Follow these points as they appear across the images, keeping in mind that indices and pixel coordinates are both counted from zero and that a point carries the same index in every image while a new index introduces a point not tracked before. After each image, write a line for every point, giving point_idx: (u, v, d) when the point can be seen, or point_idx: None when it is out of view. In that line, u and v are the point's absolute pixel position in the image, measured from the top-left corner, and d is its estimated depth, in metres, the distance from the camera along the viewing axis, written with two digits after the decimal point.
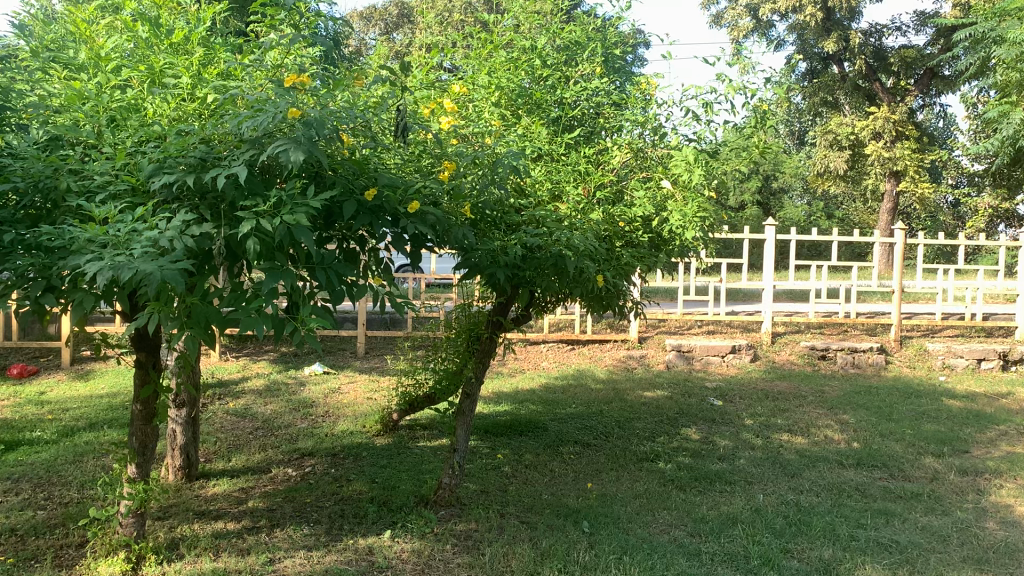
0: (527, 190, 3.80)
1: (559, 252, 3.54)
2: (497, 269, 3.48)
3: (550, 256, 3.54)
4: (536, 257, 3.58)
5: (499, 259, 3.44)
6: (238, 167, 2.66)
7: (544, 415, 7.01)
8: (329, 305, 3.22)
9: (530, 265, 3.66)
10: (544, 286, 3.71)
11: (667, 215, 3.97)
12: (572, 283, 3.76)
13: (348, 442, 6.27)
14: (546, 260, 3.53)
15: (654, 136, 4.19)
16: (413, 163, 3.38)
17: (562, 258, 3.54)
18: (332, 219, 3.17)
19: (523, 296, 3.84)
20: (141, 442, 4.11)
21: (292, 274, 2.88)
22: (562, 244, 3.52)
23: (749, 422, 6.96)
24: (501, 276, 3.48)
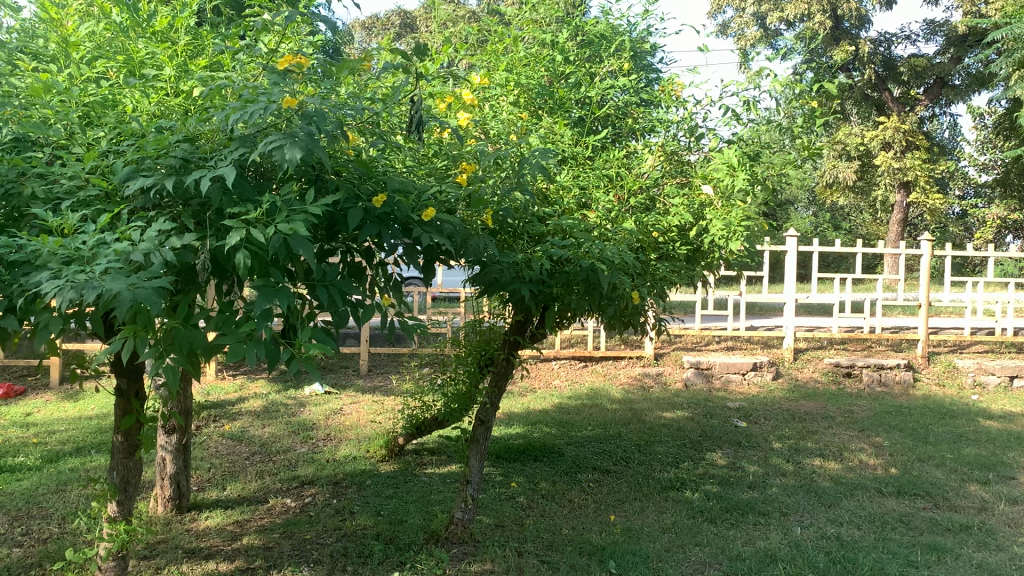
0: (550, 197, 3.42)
1: (591, 268, 3.16)
2: (522, 286, 3.09)
3: (581, 272, 3.16)
4: (565, 272, 3.19)
5: (524, 275, 3.05)
6: (225, 167, 2.27)
7: (559, 438, 6.60)
8: (332, 328, 2.82)
9: (557, 281, 3.28)
10: (573, 304, 3.33)
11: (707, 224, 3.57)
12: (605, 300, 3.37)
13: (351, 469, 5.86)
14: (577, 276, 3.14)
15: (690, 138, 3.78)
16: (426, 166, 3.00)
17: (595, 274, 3.15)
18: (335, 229, 2.78)
19: (548, 315, 3.45)
20: (123, 478, 3.69)
21: (289, 293, 2.49)
22: (595, 257, 3.13)
23: (777, 446, 6.55)
24: (526, 294, 3.10)
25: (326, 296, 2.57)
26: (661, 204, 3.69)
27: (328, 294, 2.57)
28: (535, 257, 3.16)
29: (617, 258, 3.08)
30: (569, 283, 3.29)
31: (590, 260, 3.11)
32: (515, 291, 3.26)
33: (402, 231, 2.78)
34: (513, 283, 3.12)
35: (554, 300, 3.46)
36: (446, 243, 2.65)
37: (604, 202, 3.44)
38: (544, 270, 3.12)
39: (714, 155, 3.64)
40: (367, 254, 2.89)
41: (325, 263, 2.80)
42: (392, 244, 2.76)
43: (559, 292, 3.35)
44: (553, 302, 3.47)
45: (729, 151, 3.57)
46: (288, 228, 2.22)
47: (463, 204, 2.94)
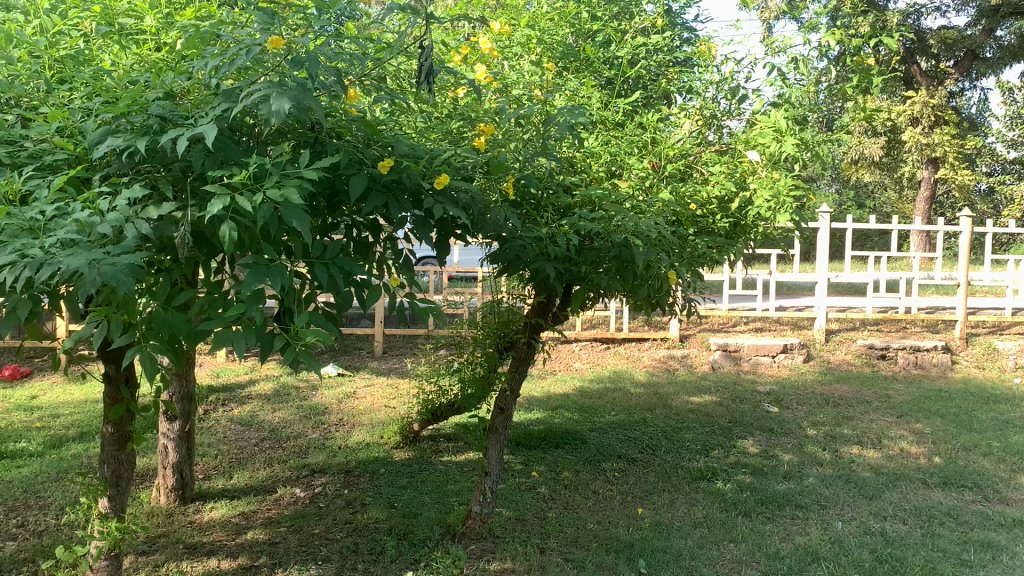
0: (576, 165, 3.10)
1: (624, 244, 2.82)
2: (548, 264, 2.75)
3: (613, 249, 2.82)
4: (594, 249, 2.85)
5: (551, 252, 2.72)
6: (205, 125, 1.96)
7: (581, 424, 6.30)
8: (334, 312, 2.52)
9: (587, 259, 2.95)
10: (604, 285, 2.99)
11: (751, 195, 3.23)
12: (638, 281, 3.04)
13: (364, 457, 5.57)
14: (609, 253, 2.80)
15: (732, 100, 3.46)
16: (439, 127, 2.67)
17: (627, 250, 2.81)
18: (338, 200, 2.47)
19: (578, 297, 3.12)
20: (114, 472, 3.40)
21: (284, 272, 2.18)
22: (628, 232, 2.79)
23: (812, 433, 6.21)
24: (552, 274, 2.76)
25: (330, 273, 2.26)
26: (699, 173, 3.37)
27: (332, 271, 2.26)
28: (562, 232, 2.82)
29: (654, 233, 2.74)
30: (600, 260, 2.95)
31: (623, 236, 2.77)
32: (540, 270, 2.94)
33: (413, 202, 2.47)
34: (538, 261, 2.78)
35: (584, 279, 3.12)
36: (461, 215, 2.32)
37: (638, 169, 3.11)
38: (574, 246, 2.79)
39: (759, 117, 3.30)
40: (375, 226, 2.58)
41: (327, 238, 2.49)
42: (401, 217, 2.45)
43: (589, 270, 3.02)
44: (583, 281, 3.14)
45: (776, 113, 3.25)
46: (278, 196, 1.91)
47: (481, 171, 2.62)
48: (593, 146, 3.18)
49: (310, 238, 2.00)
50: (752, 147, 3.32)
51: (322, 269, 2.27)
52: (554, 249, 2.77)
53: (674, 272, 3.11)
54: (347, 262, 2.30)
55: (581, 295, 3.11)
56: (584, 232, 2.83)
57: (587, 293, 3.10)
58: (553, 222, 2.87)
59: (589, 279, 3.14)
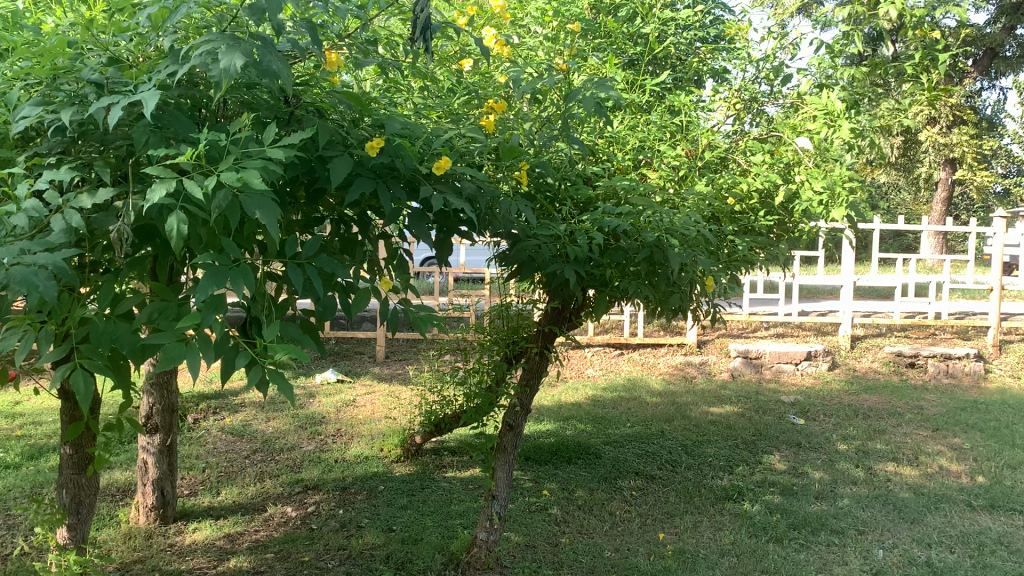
0: (599, 153, 2.70)
1: (657, 245, 2.41)
2: (569, 270, 2.34)
3: (643, 249, 2.40)
4: (620, 252, 2.44)
5: (572, 254, 2.31)
6: (144, 90, 1.57)
7: (595, 436, 5.89)
8: (315, 324, 2.12)
9: (612, 261, 2.53)
10: (631, 293, 2.56)
11: (800, 189, 2.82)
12: (671, 288, 2.62)
13: (362, 472, 5.17)
14: (640, 256, 2.39)
15: (774, 82, 3.05)
16: (440, 103, 2.28)
17: (660, 251, 2.40)
18: (319, 190, 2.08)
19: (600, 304, 2.70)
20: (72, 498, 3.01)
21: (248, 274, 1.79)
22: (663, 230, 2.38)
23: (842, 448, 5.79)
24: (574, 281, 2.35)
25: (310, 272, 1.85)
26: (736, 165, 2.96)
27: (311, 270, 1.85)
28: (585, 230, 2.41)
29: (694, 233, 2.32)
30: (628, 262, 2.54)
31: (656, 234, 2.36)
32: (560, 274, 2.52)
33: (408, 192, 2.08)
34: (557, 265, 2.37)
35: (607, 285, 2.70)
36: (467, 208, 1.92)
37: (672, 157, 2.71)
38: (600, 249, 2.37)
39: (807, 100, 2.89)
40: (366, 220, 2.18)
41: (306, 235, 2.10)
42: (393, 208, 2.04)
43: (615, 274, 2.61)
44: (607, 288, 2.72)
45: (828, 95, 2.85)
46: (234, 181, 1.52)
47: (489, 157, 2.23)
48: (618, 132, 2.78)
49: (276, 230, 1.60)
50: (802, 134, 2.90)
51: (297, 269, 1.87)
52: (575, 251, 2.35)
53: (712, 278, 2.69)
54: (329, 259, 1.89)
55: (604, 301, 2.69)
56: (611, 234, 2.42)
57: (612, 300, 2.68)
58: (572, 217, 2.45)
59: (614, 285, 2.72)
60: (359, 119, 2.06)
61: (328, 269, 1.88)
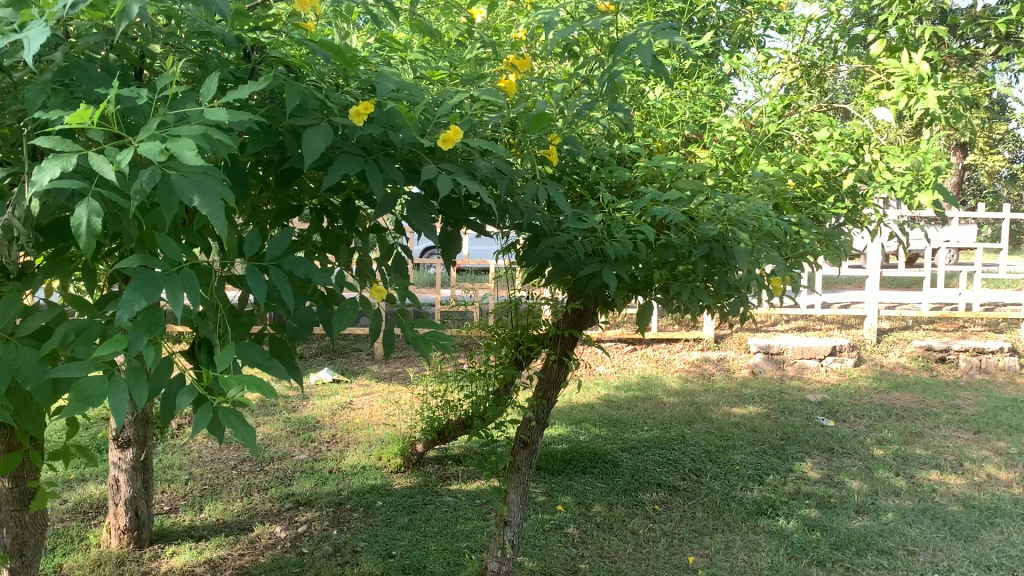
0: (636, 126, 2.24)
1: (718, 240, 1.97)
2: (610, 274, 1.90)
3: (702, 245, 1.96)
4: (671, 250, 1.99)
5: (613, 254, 1.86)
6: (34, 25, 1.13)
7: (610, 442, 5.45)
8: (288, 345, 1.65)
9: (659, 260, 2.08)
10: (683, 298, 2.10)
11: (878, 169, 2.37)
12: (730, 290, 2.16)
13: (358, 485, 4.72)
14: (698, 254, 1.94)
15: (840, 43, 2.59)
16: (447, 59, 1.81)
17: (721, 248, 1.97)
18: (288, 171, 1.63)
19: (643, 313, 2.16)
20: (15, 537, 2.56)
21: (193, 283, 1.33)
22: (725, 218, 1.93)
23: (879, 453, 5.35)
24: (617, 286, 1.90)
25: (278, 279, 1.39)
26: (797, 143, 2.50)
27: (278, 276, 1.40)
28: (626, 224, 1.96)
29: (768, 225, 1.88)
30: (679, 261, 2.09)
31: (717, 229, 1.92)
32: (597, 277, 2.06)
33: (407, 173, 1.63)
34: (594, 267, 1.92)
35: (650, 287, 2.23)
36: (486, 195, 1.47)
37: (727, 131, 2.25)
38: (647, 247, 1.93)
39: (884, 61, 2.44)
40: (355, 210, 1.73)
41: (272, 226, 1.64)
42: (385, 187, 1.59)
43: (662, 275, 2.15)
44: (649, 291, 2.26)
45: (909, 56, 2.39)
46: (160, 155, 1.08)
47: (509, 128, 1.77)
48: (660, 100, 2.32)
49: (224, 225, 1.17)
50: (877, 102, 2.45)
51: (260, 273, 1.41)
52: (618, 249, 1.90)
53: (781, 277, 2.19)
54: (303, 259, 1.43)
55: (650, 309, 2.15)
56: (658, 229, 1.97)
57: (658, 309, 2.15)
58: (608, 206, 2.00)
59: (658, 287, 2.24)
60: (343, 80, 1.61)
61: (304, 275, 1.43)
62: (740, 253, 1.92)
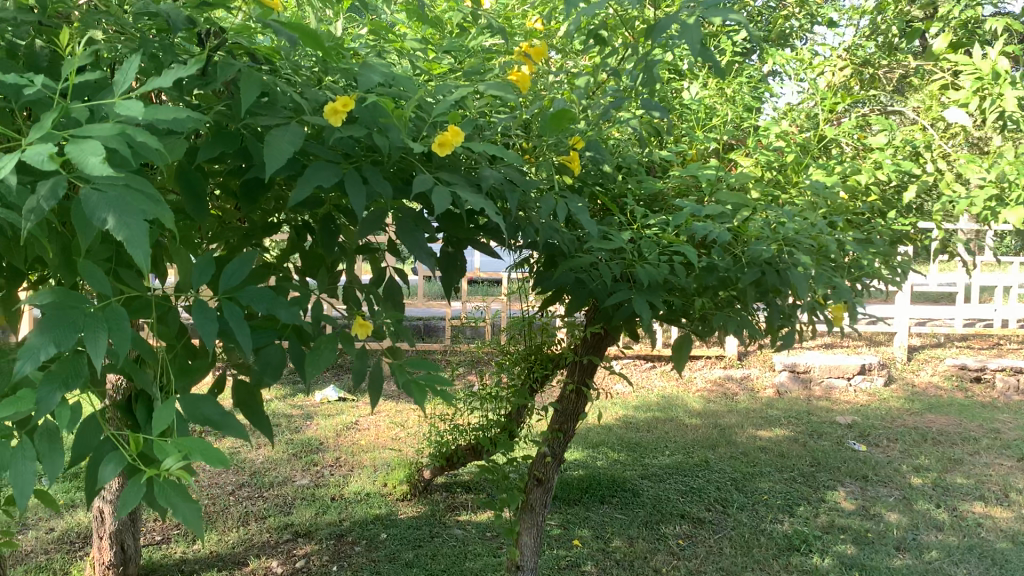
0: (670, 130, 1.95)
1: (772, 262, 1.68)
2: (642, 304, 1.61)
3: (754, 269, 1.67)
4: (715, 274, 1.70)
5: (647, 279, 1.56)
6: None
7: (629, 468, 5.14)
8: (255, 390, 1.36)
9: (700, 285, 1.79)
10: (726, 329, 1.80)
11: (951, 181, 2.06)
12: (783, 320, 1.86)
13: (362, 514, 4.44)
14: (748, 279, 1.66)
15: (900, 37, 2.28)
16: (447, 48, 1.53)
17: (774, 272, 1.68)
18: (254, 182, 1.35)
19: (680, 347, 1.86)
20: None
21: (121, 324, 1.05)
22: (779, 238, 1.63)
23: (916, 481, 5.02)
24: (651, 318, 1.61)
25: (230, 316, 1.11)
26: (849, 149, 2.19)
27: (232, 315, 1.12)
28: (660, 243, 1.67)
29: (833, 246, 1.59)
30: (723, 286, 1.80)
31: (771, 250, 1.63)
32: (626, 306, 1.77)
33: (398, 183, 1.35)
34: (624, 295, 1.63)
35: (686, 315, 1.93)
36: (493, 211, 1.18)
37: (775, 136, 1.95)
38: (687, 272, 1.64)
39: (954, 56, 2.11)
40: (336, 228, 1.46)
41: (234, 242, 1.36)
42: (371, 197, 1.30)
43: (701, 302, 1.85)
44: (685, 321, 1.96)
45: (983, 51, 2.06)
46: (50, 163, 0.80)
47: (522, 131, 1.48)
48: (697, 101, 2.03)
49: (146, 254, 0.89)
50: (946, 105, 2.13)
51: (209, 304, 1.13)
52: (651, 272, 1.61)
53: (841, 306, 1.89)
54: (263, 290, 1.15)
55: (686, 342, 1.85)
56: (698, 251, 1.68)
57: (696, 343, 1.85)
58: (639, 222, 1.72)
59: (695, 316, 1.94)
60: (323, 73, 1.33)
61: (265, 312, 1.15)
62: (799, 279, 1.63)
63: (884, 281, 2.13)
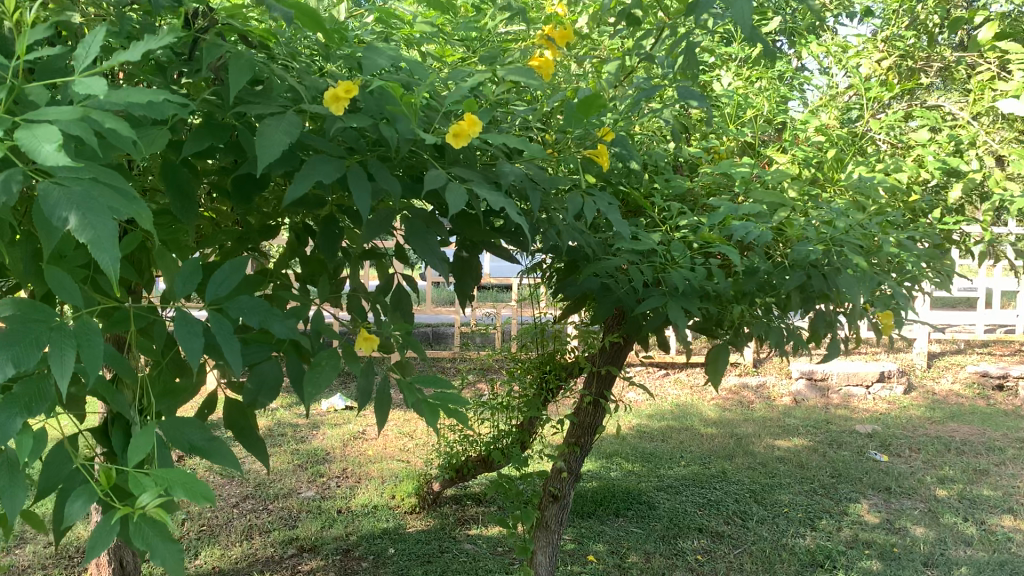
0: (699, 126, 1.81)
1: (817, 265, 1.55)
2: (677, 311, 1.47)
3: (798, 273, 1.53)
4: (754, 279, 1.56)
5: (684, 284, 1.42)
6: None
7: (644, 480, 4.99)
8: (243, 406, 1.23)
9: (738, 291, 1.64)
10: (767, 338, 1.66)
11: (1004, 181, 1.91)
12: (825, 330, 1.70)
13: (369, 529, 4.30)
14: (793, 283, 1.52)
15: (941, 25, 2.14)
16: (468, 36, 1.40)
17: (820, 275, 1.55)
18: (246, 179, 1.22)
19: (715, 358, 1.71)
20: None
21: (88, 341, 0.90)
22: (826, 238, 1.51)
23: (942, 493, 4.86)
24: (686, 327, 1.47)
25: (216, 330, 0.98)
26: (889, 146, 2.05)
27: (219, 328, 0.99)
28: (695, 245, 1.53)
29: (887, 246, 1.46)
30: (761, 292, 1.66)
31: (818, 252, 1.49)
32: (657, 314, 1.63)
33: (407, 181, 1.22)
34: (657, 301, 1.49)
35: (720, 325, 1.79)
36: (515, 211, 1.04)
37: (814, 130, 1.81)
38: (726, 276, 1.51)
39: (1003, 42, 1.97)
40: (339, 231, 1.33)
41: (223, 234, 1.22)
42: (379, 194, 1.17)
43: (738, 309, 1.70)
44: (718, 331, 1.82)
45: None
46: None
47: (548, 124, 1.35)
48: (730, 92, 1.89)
49: (114, 259, 0.76)
50: (995, 97, 1.98)
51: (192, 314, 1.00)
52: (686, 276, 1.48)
53: (889, 312, 1.76)
54: (254, 301, 1.02)
55: (723, 353, 1.71)
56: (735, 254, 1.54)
57: (733, 353, 1.70)
58: (670, 224, 1.58)
59: (729, 324, 1.80)
60: (325, 61, 1.20)
61: (256, 326, 1.02)
62: (850, 283, 1.49)
63: (929, 287, 1.99)
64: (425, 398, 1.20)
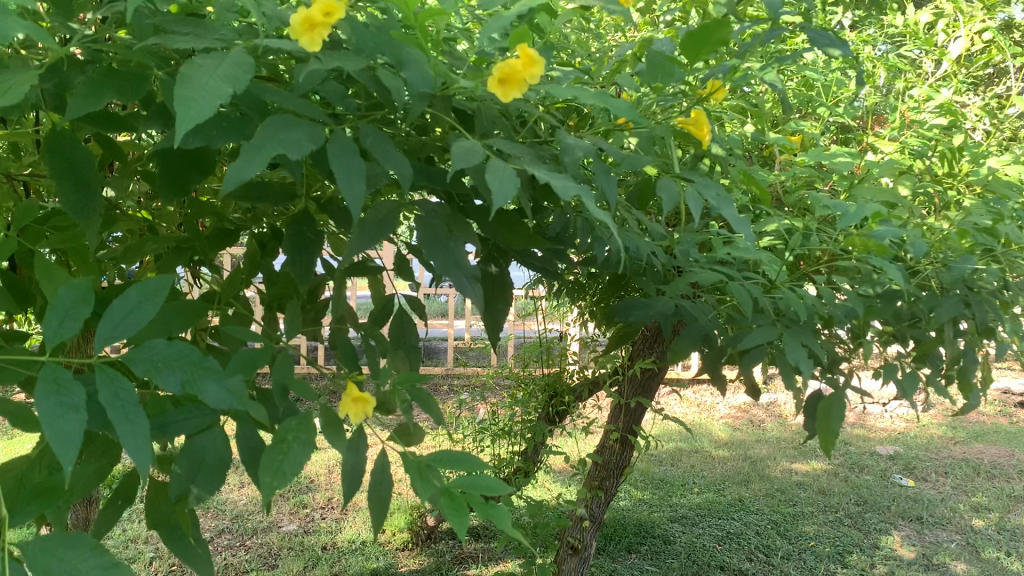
0: (791, 108, 1.53)
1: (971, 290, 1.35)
2: (796, 345, 1.14)
3: (954, 299, 1.31)
4: (892, 306, 1.31)
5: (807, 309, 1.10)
6: None
7: (656, 510, 4.59)
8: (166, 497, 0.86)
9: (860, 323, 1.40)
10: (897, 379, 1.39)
11: None
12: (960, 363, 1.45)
13: (357, 568, 3.87)
14: (951, 311, 1.30)
15: None
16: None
17: (980, 301, 1.34)
18: (176, 171, 0.83)
19: (828, 410, 1.33)
20: None
21: None
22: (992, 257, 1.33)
23: (978, 524, 4.49)
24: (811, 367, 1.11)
25: (109, 400, 0.60)
26: (989, 135, 1.74)
27: (114, 398, 0.61)
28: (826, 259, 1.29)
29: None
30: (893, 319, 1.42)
31: (983, 272, 1.30)
32: (756, 351, 1.29)
33: (420, 163, 0.82)
34: (769, 336, 1.15)
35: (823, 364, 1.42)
36: (597, 207, 0.66)
37: (935, 108, 1.55)
38: (861, 304, 1.26)
39: None
40: (317, 238, 0.93)
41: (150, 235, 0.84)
42: (382, 180, 0.78)
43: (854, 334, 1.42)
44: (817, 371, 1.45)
45: None
46: None
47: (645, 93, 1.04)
48: (820, 67, 1.57)
49: None
50: None
51: (72, 372, 0.61)
52: (808, 304, 1.22)
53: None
54: (174, 350, 0.65)
55: (838, 403, 1.32)
56: (864, 273, 1.29)
57: (851, 402, 1.32)
58: (788, 232, 1.31)
59: (832, 363, 1.42)
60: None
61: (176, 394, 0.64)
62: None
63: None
64: (444, 488, 0.80)
